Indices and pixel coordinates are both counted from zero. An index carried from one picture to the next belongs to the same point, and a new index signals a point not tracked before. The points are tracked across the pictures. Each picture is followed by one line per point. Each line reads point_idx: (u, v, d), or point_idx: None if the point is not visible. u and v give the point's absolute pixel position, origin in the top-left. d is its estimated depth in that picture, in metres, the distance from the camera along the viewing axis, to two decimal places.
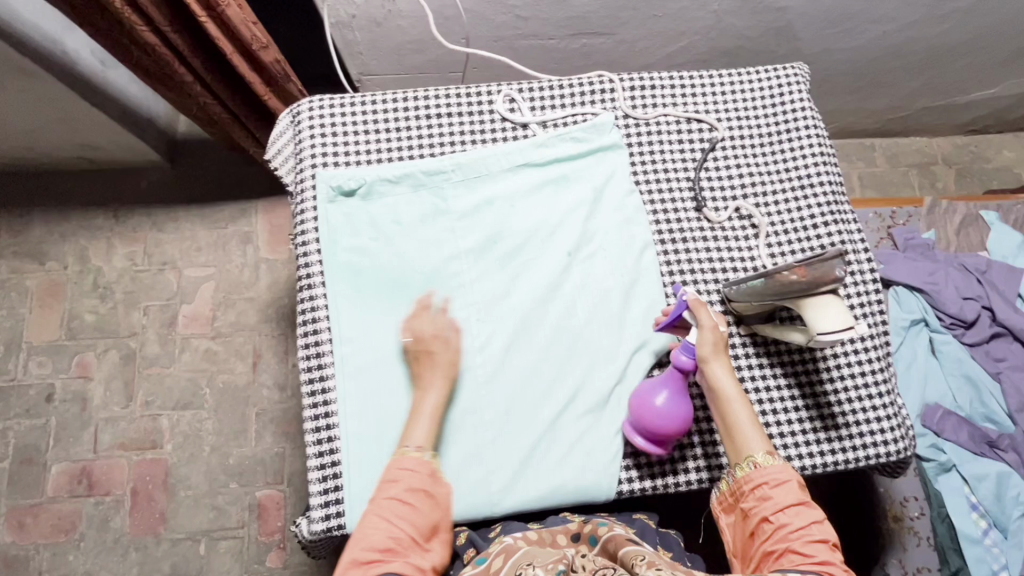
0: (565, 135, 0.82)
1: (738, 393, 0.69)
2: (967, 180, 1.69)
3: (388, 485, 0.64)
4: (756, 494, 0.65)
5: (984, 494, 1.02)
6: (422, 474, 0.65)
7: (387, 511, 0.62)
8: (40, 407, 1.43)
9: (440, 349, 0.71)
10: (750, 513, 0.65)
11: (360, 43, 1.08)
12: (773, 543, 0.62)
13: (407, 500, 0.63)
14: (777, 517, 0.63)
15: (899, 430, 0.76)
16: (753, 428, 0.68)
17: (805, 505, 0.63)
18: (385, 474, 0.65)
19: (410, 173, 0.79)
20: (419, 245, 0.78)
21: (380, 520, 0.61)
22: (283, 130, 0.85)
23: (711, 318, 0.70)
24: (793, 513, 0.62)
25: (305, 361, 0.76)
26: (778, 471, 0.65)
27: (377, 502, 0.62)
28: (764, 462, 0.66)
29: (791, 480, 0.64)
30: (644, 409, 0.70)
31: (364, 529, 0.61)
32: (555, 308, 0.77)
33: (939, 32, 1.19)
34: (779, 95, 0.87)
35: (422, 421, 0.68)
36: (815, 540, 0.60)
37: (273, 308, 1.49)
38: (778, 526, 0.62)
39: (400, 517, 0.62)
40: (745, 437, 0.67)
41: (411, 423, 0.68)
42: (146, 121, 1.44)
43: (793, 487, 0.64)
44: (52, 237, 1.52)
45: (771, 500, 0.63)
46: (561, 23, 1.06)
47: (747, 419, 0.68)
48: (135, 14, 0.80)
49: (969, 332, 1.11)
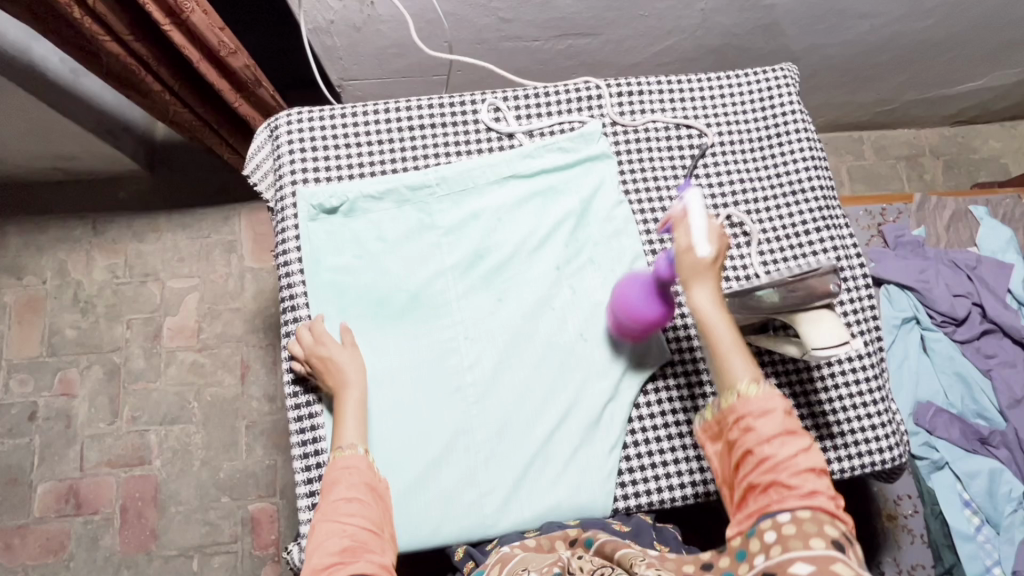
0: (552, 145, 0.80)
1: (723, 316, 0.63)
2: (955, 171, 1.69)
3: (330, 490, 0.62)
4: (738, 424, 0.59)
5: (976, 490, 1.03)
6: (359, 470, 0.64)
7: (337, 513, 0.60)
8: (23, 425, 1.40)
9: (334, 358, 0.70)
10: (735, 443, 0.59)
11: (339, 49, 1.05)
12: (759, 475, 0.56)
13: (356, 498, 0.62)
14: (760, 447, 0.57)
15: (892, 436, 0.76)
16: (738, 356, 0.62)
17: (792, 430, 0.58)
18: (326, 480, 0.63)
19: (394, 188, 0.77)
20: (404, 263, 0.76)
21: (333, 525, 0.59)
22: (261, 144, 0.83)
23: (694, 231, 0.64)
24: (777, 439, 0.57)
25: (291, 387, 0.74)
26: (762, 401, 0.59)
27: (324, 511, 0.61)
28: (747, 392, 0.60)
29: (779, 405, 0.59)
30: (624, 304, 0.71)
31: (320, 537, 0.59)
32: (545, 323, 0.76)
33: (926, 26, 1.18)
34: (767, 98, 0.85)
35: (349, 421, 0.67)
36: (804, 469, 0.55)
37: (259, 318, 1.47)
38: (763, 457, 0.57)
39: (351, 515, 0.60)
40: (730, 369, 0.61)
41: (337, 428, 0.67)
42: (122, 129, 1.39)
43: (779, 416, 0.58)
44: (28, 251, 1.48)
45: (754, 428, 0.58)
46: (545, 24, 1.04)
47: (733, 349, 0.62)
48: (96, 24, 0.77)
49: (960, 329, 1.11)
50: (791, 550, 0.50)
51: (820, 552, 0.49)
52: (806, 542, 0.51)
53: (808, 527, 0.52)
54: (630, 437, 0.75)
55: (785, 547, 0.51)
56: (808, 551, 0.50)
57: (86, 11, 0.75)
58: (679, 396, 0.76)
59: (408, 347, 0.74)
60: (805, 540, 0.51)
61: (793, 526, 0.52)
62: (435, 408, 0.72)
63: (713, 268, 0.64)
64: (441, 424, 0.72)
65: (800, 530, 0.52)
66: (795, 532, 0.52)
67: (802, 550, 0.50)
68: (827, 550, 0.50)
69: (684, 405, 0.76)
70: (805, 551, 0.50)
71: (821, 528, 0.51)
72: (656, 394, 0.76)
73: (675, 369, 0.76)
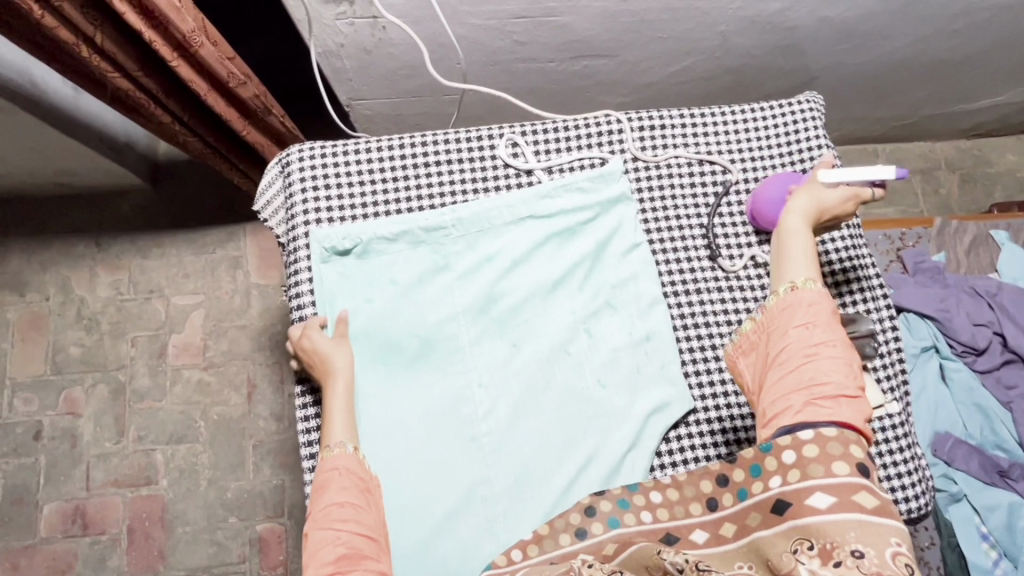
0: (571, 184, 0.78)
1: (806, 229, 0.64)
2: (970, 185, 1.67)
3: (320, 493, 0.58)
4: (777, 324, 0.59)
5: (995, 524, 1.01)
6: (349, 470, 0.60)
7: (329, 520, 0.56)
8: (28, 444, 1.39)
9: (322, 348, 0.68)
10: (771, 338, 0.59)
11: (349, 71, 1.02)
12: (794, 361, 0.56)
13: (349, 502, 0.57)
14: (798, 345, 0.57)
15: (919, 486, 0.74)
16: (803, 261, 0.62)
17: (831, 328, 0.58)
18: (316, 483, 0.59)
19: (409, 229, 0.75)
20: (419, 307, 0.74)
21: (326, 534, 0.55)
22: (272, 179, 0.80)
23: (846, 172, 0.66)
24: (816, 338, 0.56)
25: (305, 435, 0.74)
26: (812, 295, 0.59)
27: (315, 518, 0.57)
28: (800, 286, 0.60)
29: (823, 304, 0.58)
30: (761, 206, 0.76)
31: (314, 546, 0.55)
32: (564, 369, 0.74)
33: (950, 46, 1.15)
34: (794, 131, 0.82)
35: (337, 419, 0.64)
36: (839, 372, 0.55)
37: (266, 336, 1.45)
38: (802, 341, 0.57)
39: (344, 521, 0.56)
40: (790, 266, 0.62)
41: (326, 426, 0.64)
42: (124, 144, 1.37)
43: (826, 312, 0.58)
44: (31, 267, 1.46)
45: (796, 320, 0.58)
46: (561, 47, 1.01)
47: (802, 250, 0.62)
48: (105, 62, 0.78)
49: (980, 359, 1.09)
50: (810, 478, 0.51)
51: (843, 479, 0.50)
52: (828, 466, 0.51)
53: (831, 447, 0.52)
54: None
55: (805, 471, 0.52)
56: (830, 477, 0.51)
57: (94, 49, 0.76)
58: (702, 445, 0.73)
59: (424, 395, 0.72)
60: (827, 465, 0.51)
61: (816, 447, 0.52)
62: (451, 458, 0.70)
63: (825, 211, 0.66)
64: (458, 475, 0.70)
65: (822, 451, 0.52)
66: (818, 454, 0.52)
67: (822, 477, 0.51)
68: (850, 476, 0.50)
69: (707, 453, 0.73)
70: (825, 477, 0.51)
71: (846, 449, 0.52)
72: (679, 443, 0.73)
73: (698, 417, 0.74)
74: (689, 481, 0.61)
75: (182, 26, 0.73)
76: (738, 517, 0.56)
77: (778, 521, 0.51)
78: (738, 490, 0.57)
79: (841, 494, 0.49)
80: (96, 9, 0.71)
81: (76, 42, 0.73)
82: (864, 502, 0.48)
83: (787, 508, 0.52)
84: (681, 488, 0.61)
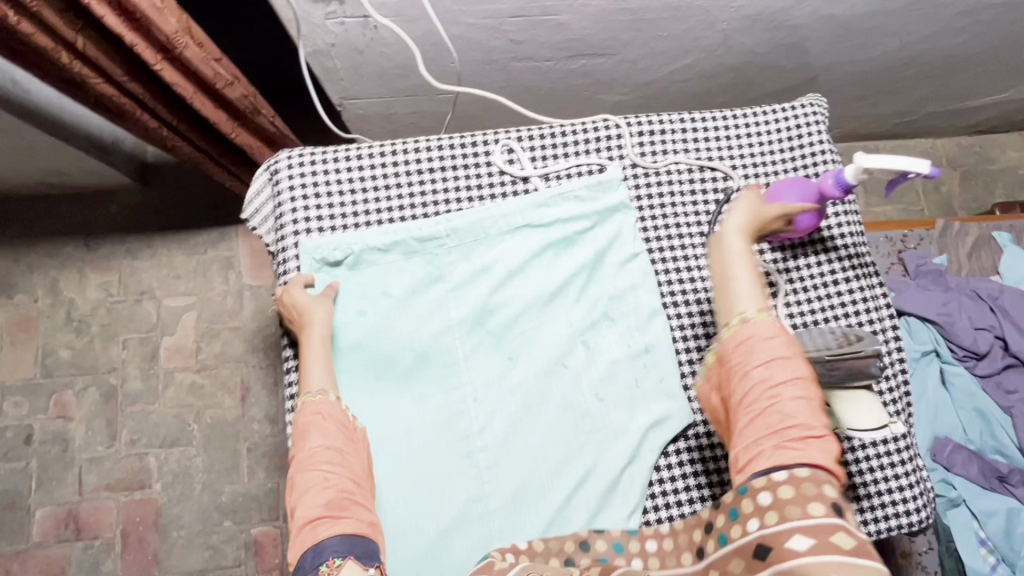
0: (567, 193, 0.76)
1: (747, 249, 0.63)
2: (972, 182, 1.65)
3: (304, 437, 0.61)
4: (736, 364, 0.57)
5: (993, 529, 1.00)
6: (330, 414, 0.62)
7: (317, 462, 0.59)
8: (19, 449, 1.37)
9: (299, 304, 0.69)
10: (734, 378, 0.58)
11: (340, 70, 0.99)
12: (759, 401, 0.55)
13: (333, 446, 0.60)
14: (761, 383, 0.56)
15: (921, 499, 0.73)
16: (751, 286, 0.61)
17: (792, 361, 0.56)
18: (297, 427, 0.62)
19: (401, 240, 0.74)
20: (413, 319, 0.72)
21: (314, 475, 0.58)
22: (260, 187, 0.78)
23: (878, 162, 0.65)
24: (778, 377, 0.55)
25: None
26: (767, 326, 0.58)
27: (302, 463, 0.59)
28: (753, 317, 0.58)
29: (783, 338, 0.57)
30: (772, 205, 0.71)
31: (303, 491, 0.58)
32: (561, 382, 0.72)
33: (955, 44, 1.12)
34: (797, 137, 0.80)
35: (315, 367, 0.66)
36: (803, 411, 0.54)
37: (259, 338, 1.43)
38: (762, 380, 0.56)
39: (331, 463, 0.59)
40: (737, 292, 0.61)
41: (304, 373, 0.66)
42: (111, 143, 1.33)
43: (784, 343, 0.57)
44: (18, 268, 1.43)
45: (756, 358, 0.56)
46: (558, 46, 0.98)
47: (747, 275, 0.61)
48: (86, 67, 0.76)
49: (981, 364, 1.08)
50: (787, 519, 0.50)
51: (820, 519, 0.49)
52: (804, 508, 0.50)
53: (806, 489, 0.51)
54: (650, 500, 0.71)
55: (782, 515, 0.51)
56: (807, 519, 0.49)
57: (75, 55, 0.73)
58: (702, 458, 0.72)
59: (417, 410, 0.70)
60: (803, 507, 0.50)
61: (791, 489, 0.51)
62: (446, 475, 0.69)
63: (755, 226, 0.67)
64: (453, 493, 0.68)
65: (798, 492, 0.51)
66: (793, 496, 0.51)
67: (800, 519, 0.50)
68: (826, 516, 0.49)
69: (707, 467, 0.72)
70: (802, 519, 0.50)
71: (819, 489, 0.51)
72: (678, 457, 0.72)
73: (698, 431, 0.73)
74: (684, 530, 0.62)
75: (166, 27, 0.71)
76: (722, 563, 0.54)
77: (761, 567, 0.50)
78: (719, 535, 0.56)
79: (819, 535, 0.48)
80: (75, 14, 0.69)
81: (56, 48, 0.71)
82: (843, 542, 0.47)
83: (767, 552, 0.50)
84: (677, 539, 0.63)
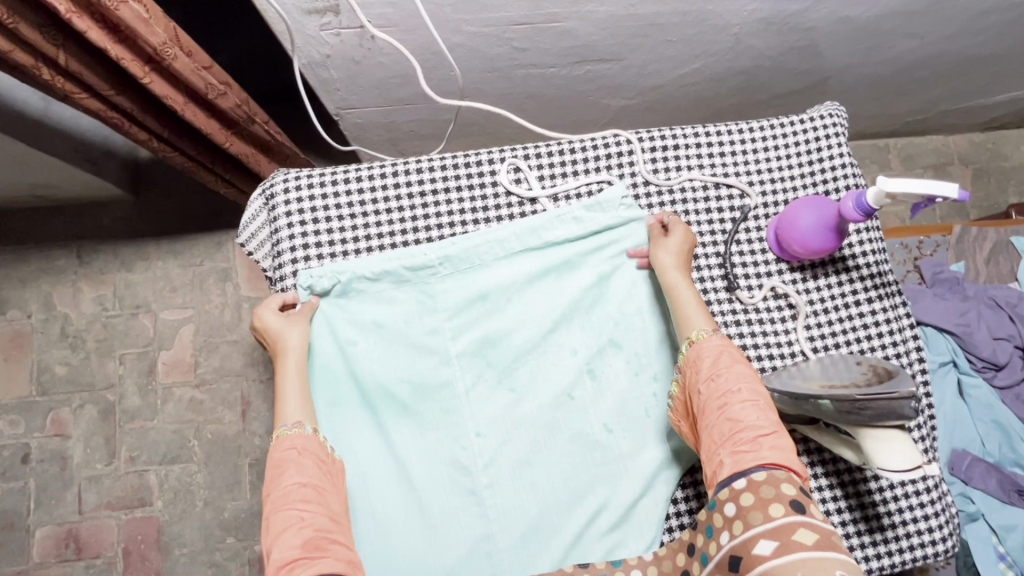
0: (564, 215, 0.72)
1: (685, 278, 0.67)
2: (983, 180, 1.61)
3: (280, 471, 0.57)
4: (689, 383, 0.62)
5: (1013, 544, 0.97)
6: (306, 449, 0.59)
7: (291, 499, 0.55)
8: (16, 468, 1.35)
9: (273, 327, 0.66)
10: (692, 398, 0.61)
11: (336, 81, 0.95)
12: (711, 414, 0.58)
13: (309, 483, 0.57)
14: (710, 399, 0.59)
15: (946, 527, 0.70)
16: (697, 309, 0.65)
17: (737, 371, 0.59)
18: (271, 463, 0.59)
19: (391, 269, 0.70)
20: (413, 352, 0.69)
21: (290, 515, 0.54)
22: (256, 211, 0.75)
23: (907, 184, 0.60)
24: (724, 387, 0.58)
25: None
26: (713, 344, 0.62)
27: (277, 499, 0.56)
28: (697, 339, 0.63)
29: (724, 352, 0.61)
30: (788, 229, 0.70)
31: (280, 528, 0.54)
32: (570, 413, 0.69)
33: (974, 43, 1.08)
34: (817, 150, 0.76)
35: (290, 399, 0.63)
36: (750, 414, 0.56)
37: (258, 351, 1.39)
38: (711, 393, 0.59)
39: (305, 502, 0.55)
40: (687, 318, 0.65)
41: (278, 407, 0.63)
42: (101, 154, 1.29)
43: (728, 355, 0.60)
44: (11, 283, 1.40)
45: (703, 374, 0.60)
46: (563, 53, 0.94)
47: (691, 300, 0.66)
48: (69, 82, 0.72)
49: (1000, 374, 1.06)
50: (752, 527, 0.52)
51: (780, 521, 0.51)
52: (765, 512, 0.52)
53: (765, 492, 0.53)
54: (667, 534, 0.68)
55: (747, 522, 0.52)
56: (769, 523, 0.51)
57: (55, 70, 0.70)
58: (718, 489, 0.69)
59: (422, 445, 0.68)
60: (765, 510, 0.52)
61: (751, 495, 0.53)
62: (450, 512, 0.66)
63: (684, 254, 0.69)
64: (461, 529, 0.66)
65: (758, 497, 0.53)
66: (754, 502, 0.53)
67: (762, 523, 0.52)
68: (787, 516, 0.51)
69: None
70: (765, 523, 0.51)
71: (778, 490, 0.53)
72: (694, 489, 0.69)
73: None
74: (667, 555, 0.62)
75: (153, 39, 0.66)
76: None
77: None
78: (701, 555, 0.57)
79: (782, 537, 0.50)
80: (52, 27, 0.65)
81: (35, 63, 0.67)
82: (805, 540, 0.49)
83: (740, 563, 0.52)
84: (662, 564, 0.62)
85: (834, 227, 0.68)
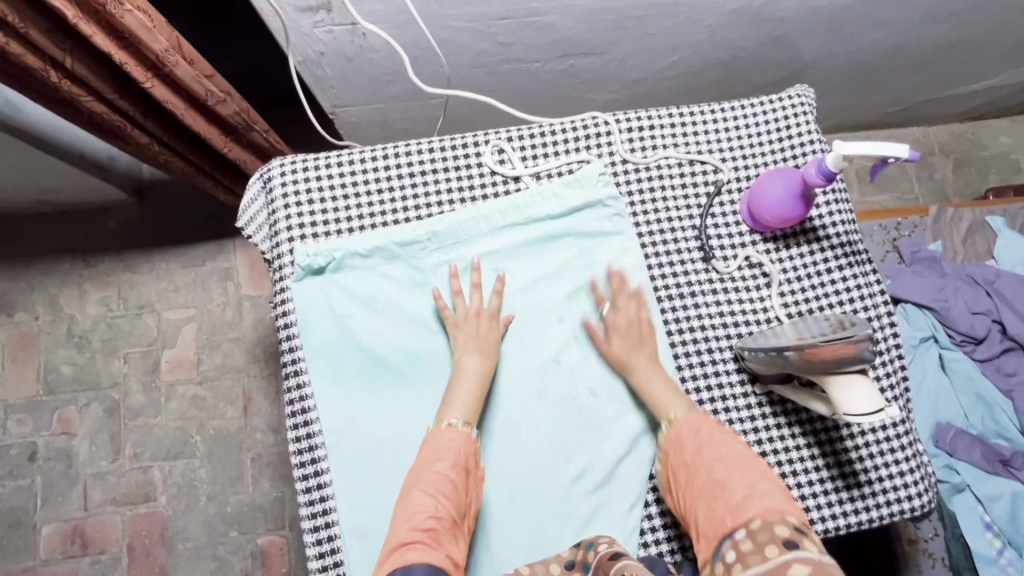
0: (546, 192, 0.76)
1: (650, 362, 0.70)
2: (965, 168, 1.65)
3: (432, 461, 0.63)
4: (677, 464, 0.66)
5: (998, 513, 0.99)
6: (464, 449, 0.64)
7: (432, 486, 0.61)
8: (23, 467, 1.37)
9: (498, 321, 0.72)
10: (681, 472, 0.65)
11: (331, 78, 1.00)
12: (702, 479, 0.62)
13: (451, 479, 0.62)
14: (700, 468, 0.63)
15: (922, 484, 0.73)
16: (668, 392, 0.69)
17: (725, 441, 0.64)
18: (430, 444, 0.65)
19: (383, 245, 0.74)
20: (410, 325, 0.73)
21: (423, 500, 0.60)
22: (255, 195, 0.79)
23: (865, 145, 0.63)
24: (712, 454, 0.63)
25: (294, 434, 0.72)
26: (685, 425, 0.66)
27: (421, 479, 0.62)
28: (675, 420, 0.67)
29: (703, 425, 0.66)
30: (759, 201, 0.74)
31: (413, 505, 0.60)
32: (557, 380, 0.72)
33: (942, 31, 1.12)
34: (785, 128, 0.80)
35: (464, 392, 0.67)
36: (738, 478, 0.60)
37: (260, 347, 1.43)
38: (699, 460, 0.63)
39: (445, 494, 0.61)
40: (661, 401, 0.69)
41: (451, 394, 0.67)
42: (106, 160, 1.34)
43: (707, 427, 0.66)
44: (19, 287, 1.44)
45: (688, 449, 0.65)
46: (546, 47, 0.99)
47: (660, 383, 0.69)
48: (77, 86, 0.77)
49: (978, 348, 1.09)
50: (750, 568, 0.52)
51: (776, 561, 0.51)
52: (762, 554, 0.52)
53: (761, 537, 0.54)
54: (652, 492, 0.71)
55: (746, 565, 0.52)
56: (765, 564, 0.51)
57: (65, 74, 0.74)
58: None
59: (413, 410, 0.71)
60: (762, 553, 0.52)
61: (749, 542, 0.54)
62: None
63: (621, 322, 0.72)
64: None
65: (755, 543, 0.54)
66: (752, 547, 0.54)
67: (759, 566, 0.52)
68: (782, 556, 0.51)
69: None
70: (763, 565, 0.51)
71: (772, 533, 0.54)
72: None
73: None
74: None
75: (154, 46, 0.71)
76: None
77: None
78: None
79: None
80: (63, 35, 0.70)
81: (45, 67, 0.72)
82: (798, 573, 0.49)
83: None
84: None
85: (802, 195, 0.71)
